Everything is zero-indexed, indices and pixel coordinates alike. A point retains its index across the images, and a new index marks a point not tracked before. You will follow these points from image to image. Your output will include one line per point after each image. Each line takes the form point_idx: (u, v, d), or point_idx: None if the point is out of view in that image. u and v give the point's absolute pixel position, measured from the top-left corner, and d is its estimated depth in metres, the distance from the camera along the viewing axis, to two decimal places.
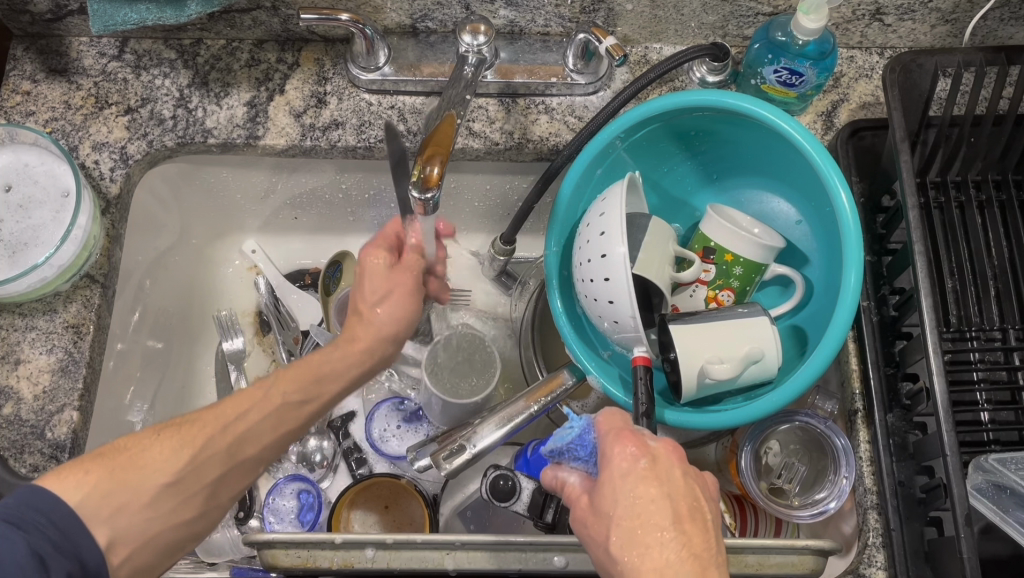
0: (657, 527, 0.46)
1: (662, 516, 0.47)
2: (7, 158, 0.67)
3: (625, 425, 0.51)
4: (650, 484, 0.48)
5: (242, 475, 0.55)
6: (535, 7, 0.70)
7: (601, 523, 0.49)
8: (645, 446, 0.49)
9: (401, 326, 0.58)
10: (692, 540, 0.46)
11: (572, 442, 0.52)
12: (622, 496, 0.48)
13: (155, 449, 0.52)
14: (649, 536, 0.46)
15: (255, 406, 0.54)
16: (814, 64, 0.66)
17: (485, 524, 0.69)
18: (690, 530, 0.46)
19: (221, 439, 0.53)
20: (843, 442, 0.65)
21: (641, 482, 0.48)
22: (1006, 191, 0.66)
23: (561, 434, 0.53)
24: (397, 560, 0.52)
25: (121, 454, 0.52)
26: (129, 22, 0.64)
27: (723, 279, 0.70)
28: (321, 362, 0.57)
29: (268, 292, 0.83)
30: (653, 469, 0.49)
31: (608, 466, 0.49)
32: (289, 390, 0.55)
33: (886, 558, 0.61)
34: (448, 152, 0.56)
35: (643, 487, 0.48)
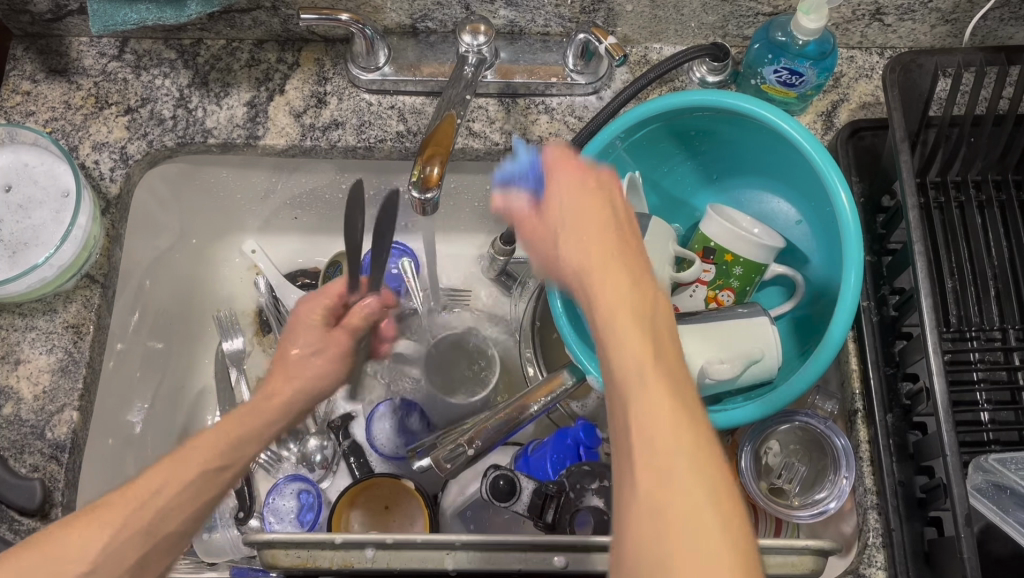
0: (598, 231, 0.45)
1: (625, 284, 0.42)
2: (7, 159, 0.67)
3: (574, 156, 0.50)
4: (589, 194, 0.47)
5: (165, 551, 0.51)
6: (535, 7, 0.70)
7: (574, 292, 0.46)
8: (570, 165, 0.49)
9: (323, 383, 0.58)
10: (657, 332, 0.41)
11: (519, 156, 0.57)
12: (593, 320, 0.42)
13: (68, 537, 0.47)
14: (594, 241, 0.45)
15: (177, 475, 0.50)
16: (814, 65, 0.66)
17: (485, 524, 0.69)
18: (668, 365, 0.39)
19: (141, 517, 0.48)
20: (843, 442, 0.64)
21: (580, 190, 0.47)
22: (1006, 192, 0.66)
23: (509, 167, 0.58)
24: (397, 560, 0.52)
25: (27, 551, 0.47)
26: (129, 22, 0.64)
27: (723, 279, 0.70)
28: (237, 425, 0.53)
29: (267, 292, 0.82)
30: (595, 189, 0.47)
31: (551, 196, 0.48)
32: (205, 458, 0.51)
33: (886, 558, 0.61)
34: (448, 151, 0.57)
35: (591, 209, 0.46)
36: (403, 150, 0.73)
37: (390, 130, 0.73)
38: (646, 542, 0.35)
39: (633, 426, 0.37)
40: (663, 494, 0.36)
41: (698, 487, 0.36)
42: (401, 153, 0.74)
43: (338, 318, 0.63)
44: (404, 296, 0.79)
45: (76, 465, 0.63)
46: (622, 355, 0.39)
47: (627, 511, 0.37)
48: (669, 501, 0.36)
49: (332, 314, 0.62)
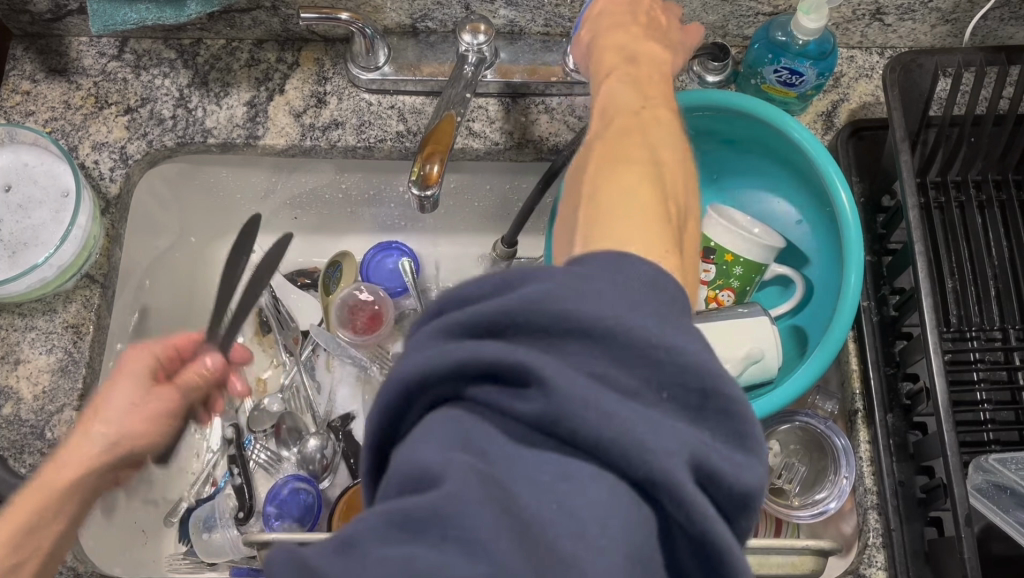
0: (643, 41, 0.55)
1: (644, 108, 0.50)
2: (7, 159, 0.67)
3: None
4: (628, 1, 0.56)
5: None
6: (535, 6, 0.70)
7: (597, 73, 0.54)
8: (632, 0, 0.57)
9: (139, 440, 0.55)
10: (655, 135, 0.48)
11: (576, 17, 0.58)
12: (608, 100, 0.50)
13: None
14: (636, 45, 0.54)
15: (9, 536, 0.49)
16: (814, 64, 0.66)
17: None
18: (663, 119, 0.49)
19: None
20: (843, 442, 0.65)
21: (624, 28, 0.55)
22: (1005, 191, 0.66)
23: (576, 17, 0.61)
24: None
25: None
26: (129, 22, 0.64)
27: (723, 279, 0.70)
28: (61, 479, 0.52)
29: (267, 292, 0.82)
30: (634, 23, 0.55)
31: (594, 10, 0.57)
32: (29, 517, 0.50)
33: (886, 558, 0.60)
34: (447, 149, 0.57)
35: (632, 46, 0.54)
36: (403, 150, 0.73)
37: (389, 130, 0.73)
38: (607, 219, 0.39)
39: (614, 189, 0.41)
40: (624, 209, 0.40)
41: (654, 222, 0.39)
42: (400, 154, 0.74)
43: (173, 371, 0.59)
44: (404, 298, 0.82)
45: None
46: (622, 119, 0.48)
47: (603, 219, 0.40)
48: (632, 193, 0.41)
49: (159, 369, 0.58)
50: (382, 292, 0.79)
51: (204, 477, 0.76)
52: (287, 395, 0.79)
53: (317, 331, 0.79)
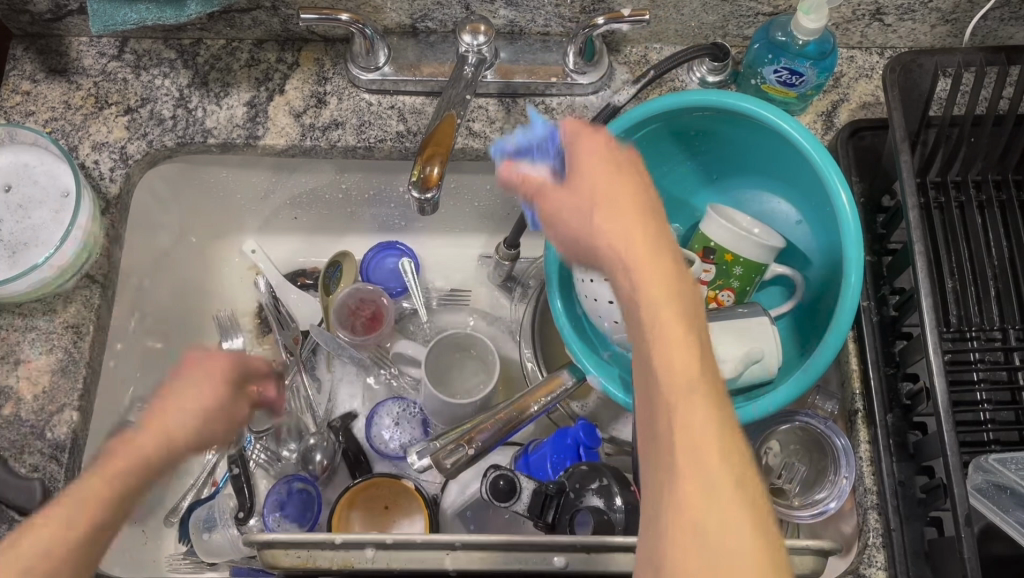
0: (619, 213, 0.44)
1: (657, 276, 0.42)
2: (7, 159, 0.67)
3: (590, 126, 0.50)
4: (628, 177, 0.46)
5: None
6: (535, 7, 0.70)
7: (598, 261, 0.46)
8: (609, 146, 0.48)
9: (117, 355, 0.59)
10: (697, 344, 0.39)
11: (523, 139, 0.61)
12: (640, 335, 0.41)
13: None
14: (608, 222, 0.44)
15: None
16: (814, 64, 0.66)
17: (485, 524, 0.69)
18: (680, 298, 0.41)
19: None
20: (843, 442, 0.65)
21: (615, 186, 0.46)
22: (1005, 191, 0.66)
23: (507, 143, 0.66)
24: (397, 561, 0.51)
25: None
26: (129, 22, 0.64)
27: (724, 279, 0.70)
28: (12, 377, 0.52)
29: (268, 291, 0.82)
30: (614, 167, 0.47)
31: (575, 155, 0.48)
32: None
33: (886, 558, 0.60)
34: (447, 151, 0.57)
35: (631, 211, 0.44)
36: (403, 150, 0.73)
37: (390, 130, 0.73)
38: (687, 548, 0.35)
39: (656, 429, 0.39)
40: (703, 506, 0.36)
41: (736, 501, 0.36)
42: (401, 154, 0.74)
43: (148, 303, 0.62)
44: (403, 298, 0.83)
45: (76, 465, 0.63)
46: (652, 304, 0.41)
47: (664, 542, 0.36)
48: (712, 499, 0.36)
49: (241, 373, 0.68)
50: (382, 292, 0.79)
51: (204, 478, 0.77)
52: (287, 395, 0.79)
53: (317, 331, 0.77)
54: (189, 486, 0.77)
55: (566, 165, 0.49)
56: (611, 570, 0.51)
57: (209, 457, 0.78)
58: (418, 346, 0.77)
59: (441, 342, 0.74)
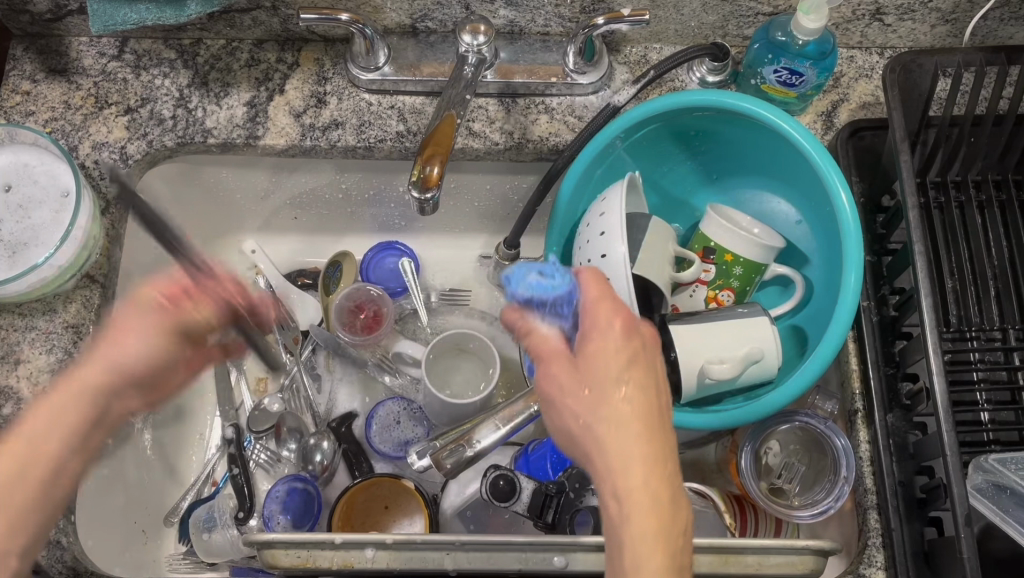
0: (627, 421, 0.44)
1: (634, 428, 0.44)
2: (7, 159, 0.67)
3: (608, 289, 0.49)
4: (640, 374, 0.46)
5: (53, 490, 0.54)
6: (535, 7, 0.70)
7: (585, 457, 0.46)
8: (625, 321, 0.47)
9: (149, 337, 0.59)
10: (664, 490, 0.42)
11: (536, 277, 0.55)
12: (613, 533, 0.43)
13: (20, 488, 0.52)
14: (614, 426, 0.44)
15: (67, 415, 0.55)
16: (814, 64, 0.66)
17: (484, 524, 0.69)
18: (660, 470, 0.43)
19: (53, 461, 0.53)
20: (843, 442, 0.64)
21: (620, 360, 0.46)
22: (1006, 191, 0.66)
23: (520, 277, 0.56)
24: (397, 560, 0.51)
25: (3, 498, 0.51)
26: (129, 21, 0.64)
27: (723, 279, 0.70)
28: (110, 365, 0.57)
29: (268, 289, 0.82)
30: (627, 354, 0.46)
31: (591, 325, 0.48)
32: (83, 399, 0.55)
33: (886, 558, 0.61)
34: (447, 151, 0.57)
35: (629, 388, 0.45)
36: (403, 150, 0.73)
37: (389, 130, 0.73)
38: None
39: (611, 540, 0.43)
40: None
41: None
42: (401, 154, 0.74)
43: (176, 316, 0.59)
44: (403, 298, 0.83)
45: None
46: (632, 525, 0.41)
47: None
48: None
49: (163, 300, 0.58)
50: (382, 293, 0.79)
51: (204, 477, 0.76)
52: (286, 396, 0.79)
53: (316, 331, 0.78)
54: (189, 486, 0.77)
55: (582, 330, 0.48)
56: None
57: (209, 457, 0.78)
58: (419, 346, 0.78)
59: (443, 342, 0.75)
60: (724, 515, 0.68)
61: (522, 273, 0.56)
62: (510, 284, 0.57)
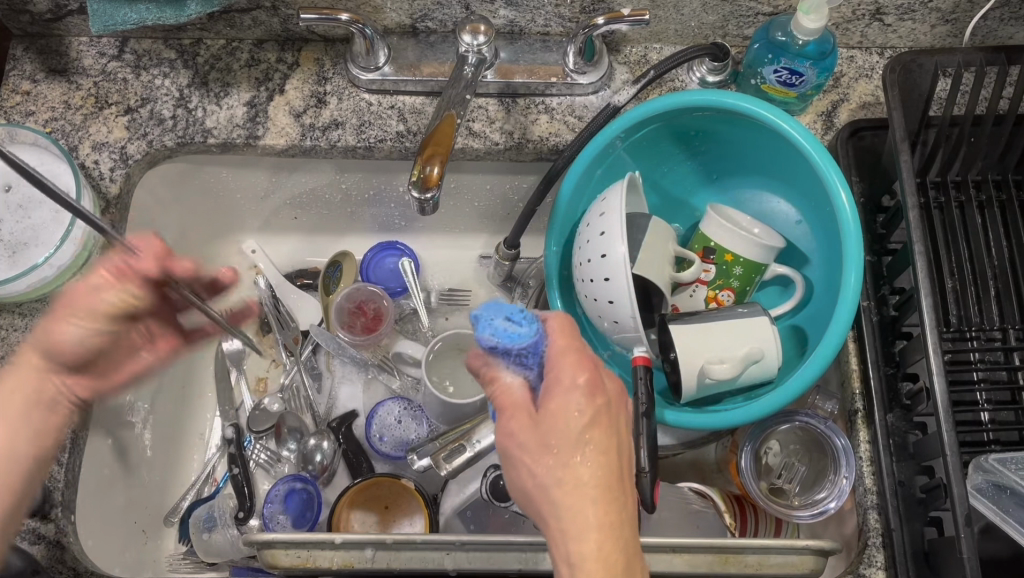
0: (588, 484, 0.44)
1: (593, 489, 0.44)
2: (7, 159, 0.67)
3: (577, 342, 0.48)
4: (601, 437, 0.45)
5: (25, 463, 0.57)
6: (535, 7, 0.70)
7: (541, 517, 0.45)
8: (591, 380, 0.46)
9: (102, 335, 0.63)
10: (619, 555, 0.42)
11: (506, 326, 0.48)
12: None
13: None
14: (575, 488, 0.44)
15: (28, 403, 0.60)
16: (814, 64, 0.66)
17: (484, 524, 0.68)
18: (618, 533, 0.43)
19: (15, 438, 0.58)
20: (843, 442, 0.65)
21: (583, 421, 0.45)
22: (1006, 191, 0.66)
23: (489, 318, 0.48)
24: (398, 561, 0.51)
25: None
26: (129, 22, 0.64)
27: (723, 279, 0.70)
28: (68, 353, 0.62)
29: (268, 291, 0.82)
30: (591, 415, 0.45)
31: (556, 380, 0.46)
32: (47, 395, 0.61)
33: (886, 558, 0.61)
34: (447, 151, 0.57)
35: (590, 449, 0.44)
36: (403, 150, 0.73)
37: (389, 130, 0.73)
38: None
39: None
40: None
41: None
42: (401, 154, 0.74)
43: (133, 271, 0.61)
44: (403, 298, 0.83)
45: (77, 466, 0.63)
46: None
47: None
48: None
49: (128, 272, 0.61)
50: (382, 293, 0.79)
51: (204, 477, 0.77)
52: (286, 396, 0.79)
53: (317, 331, 0.77)
54: (189, 486, 0.77)
55: (547, 385, 0.46)
56: None
57: (209, 456, 0.78)
58: (419, 346, 0.77)
59: (444, 342, 0.75)
60: (724, 515, 0.68)
61: (492, 314, 0.49)
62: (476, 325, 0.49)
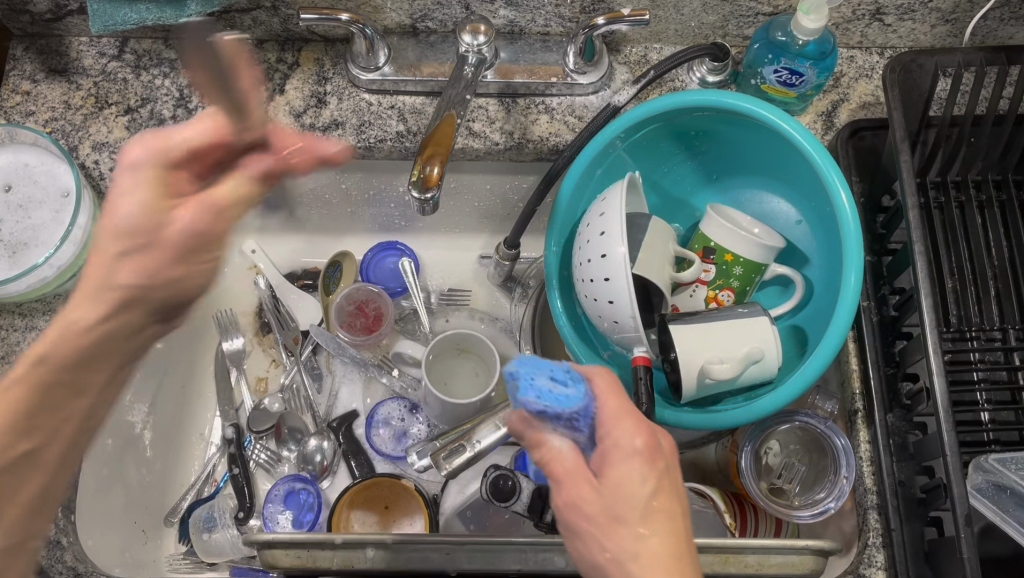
0: (660, 554, 0.43)
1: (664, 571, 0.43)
2: (7, 159, 0.67)
3: (625, 400, 0.48)
4: (667, 502, 0.45)
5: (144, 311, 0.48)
6: (535, 7, 0.70)
7: None
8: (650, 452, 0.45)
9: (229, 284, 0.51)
10: None
11: (549, 384, 0.48)
12: None
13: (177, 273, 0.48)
14: (648, 561, 0.43)
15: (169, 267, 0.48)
16: (814, 64, 0.66)
17: (485, 524, 0.69)
18: None
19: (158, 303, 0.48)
20: (843, 442, 0.64)
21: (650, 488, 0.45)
22: (1005, 191, 0.66)
23: (530, 377, 0.48)
24: (398, 561, 0.51)
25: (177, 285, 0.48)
26: (129, 21, 0.64)
27: (723, 279, 0.70)
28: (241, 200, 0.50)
29: (268, 291, 0.82)
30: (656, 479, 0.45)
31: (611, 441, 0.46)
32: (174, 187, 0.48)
33: (886, 558, 0.61)
34: (447, 151, 0.57)
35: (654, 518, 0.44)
36: (403, 150, 0.73)
37: (390, 130, 0.73)
38: None
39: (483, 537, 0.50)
40: None
41: None
42: (401, 154, 0.74)
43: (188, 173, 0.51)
44: (403, 298, 0.83)
45: (76, 465, 0.63)
46: None
47: None
48: None
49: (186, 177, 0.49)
50: (382, 293, 0.79)
51: (204, 477, 0.76)
52: (287, 396, 0.79)
53: (317, 331, 0.77)
54: (189, 486, 0.77)
55: (606, 450, 0.46)
56: None
57: (210, 456, 0.77)
58: (419, 346, 0.76)
59: (444, 341, 0.75)
60: (724, 515, 0.68)
61: (533, 370, 0.49)
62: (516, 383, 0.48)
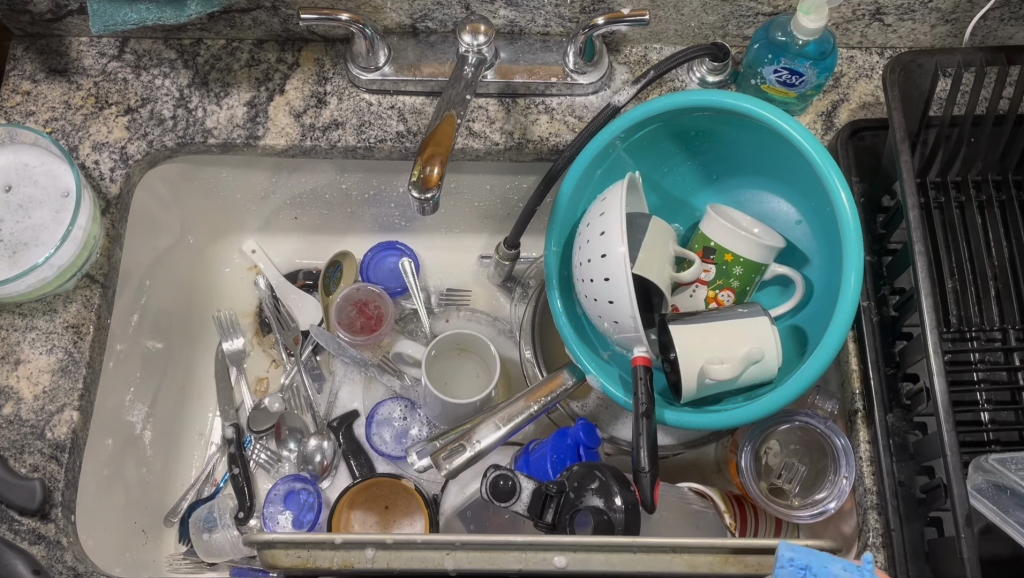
0: None
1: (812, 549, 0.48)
2: (8, 159, 0.67)
3: None
4: None
5: None
6: (535, 7, 0.70)
7: None
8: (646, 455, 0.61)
9: None
10: None
11: (846, 576, 0.42)
12: None
13: None
14: None
15: None
16: (814, 64, 0.66)
17: (485, 523, 0.68)
18: None
19: None
20: (843, 442, 0.65)
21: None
22: (1006, 191, 0.66)
23: (824, 564, 0.42)
24: (397, 560, 0.49)
25: None
26: (129, 22, 0.64)
27: (723, 279, 0.70)
28: None
29: (268, 291, 0.83)
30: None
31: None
32: None
33: (886, 558, 0.60)
34: (448, 151, 0.57)
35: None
36: (403, 150, 0.73)
37: (390, 130, 0.73)
38: None
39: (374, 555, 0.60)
40: None
41: None
42: (401, 154, 0.74)
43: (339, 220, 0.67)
44: (403, 298, 0.83)
45: (76, 465, 0.63)
46: None
47: None
48: None
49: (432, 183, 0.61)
50: (382, 293, 0.79)
51: (204, 477, 0.76)
52: (287, 396, 0.79)
53: (317, 331, 0.77)
54: (189, 486, 0.77)
55: None
56: (615, 570, 0.49)
57: (210, 456, 0.78)
58: (420, 346, 0.76)
59: (444, 341, 0.75)
60: (724, 514, 0.69)
61: (821, 559, 0.43)
62: (809, 573, 0.42)
